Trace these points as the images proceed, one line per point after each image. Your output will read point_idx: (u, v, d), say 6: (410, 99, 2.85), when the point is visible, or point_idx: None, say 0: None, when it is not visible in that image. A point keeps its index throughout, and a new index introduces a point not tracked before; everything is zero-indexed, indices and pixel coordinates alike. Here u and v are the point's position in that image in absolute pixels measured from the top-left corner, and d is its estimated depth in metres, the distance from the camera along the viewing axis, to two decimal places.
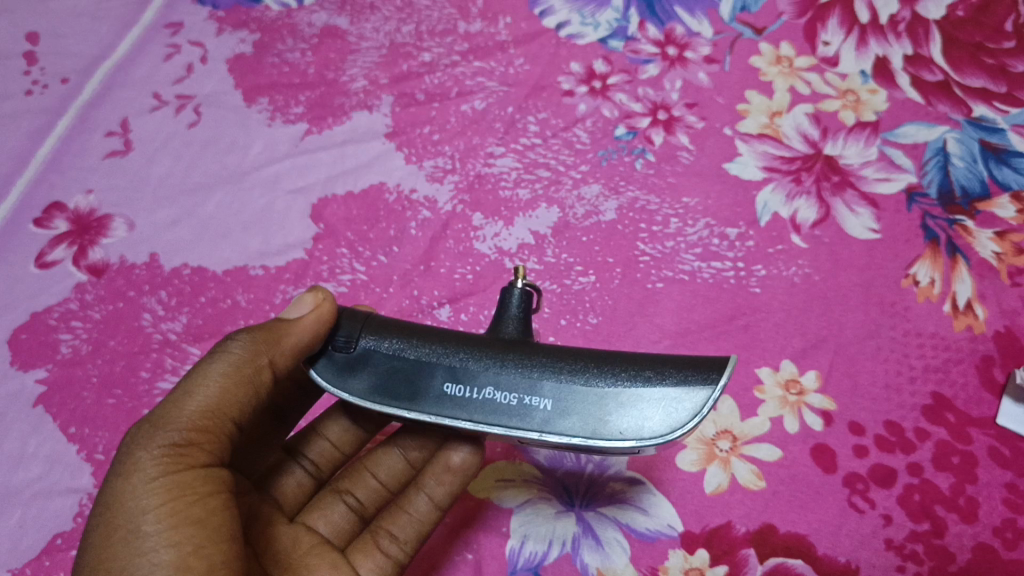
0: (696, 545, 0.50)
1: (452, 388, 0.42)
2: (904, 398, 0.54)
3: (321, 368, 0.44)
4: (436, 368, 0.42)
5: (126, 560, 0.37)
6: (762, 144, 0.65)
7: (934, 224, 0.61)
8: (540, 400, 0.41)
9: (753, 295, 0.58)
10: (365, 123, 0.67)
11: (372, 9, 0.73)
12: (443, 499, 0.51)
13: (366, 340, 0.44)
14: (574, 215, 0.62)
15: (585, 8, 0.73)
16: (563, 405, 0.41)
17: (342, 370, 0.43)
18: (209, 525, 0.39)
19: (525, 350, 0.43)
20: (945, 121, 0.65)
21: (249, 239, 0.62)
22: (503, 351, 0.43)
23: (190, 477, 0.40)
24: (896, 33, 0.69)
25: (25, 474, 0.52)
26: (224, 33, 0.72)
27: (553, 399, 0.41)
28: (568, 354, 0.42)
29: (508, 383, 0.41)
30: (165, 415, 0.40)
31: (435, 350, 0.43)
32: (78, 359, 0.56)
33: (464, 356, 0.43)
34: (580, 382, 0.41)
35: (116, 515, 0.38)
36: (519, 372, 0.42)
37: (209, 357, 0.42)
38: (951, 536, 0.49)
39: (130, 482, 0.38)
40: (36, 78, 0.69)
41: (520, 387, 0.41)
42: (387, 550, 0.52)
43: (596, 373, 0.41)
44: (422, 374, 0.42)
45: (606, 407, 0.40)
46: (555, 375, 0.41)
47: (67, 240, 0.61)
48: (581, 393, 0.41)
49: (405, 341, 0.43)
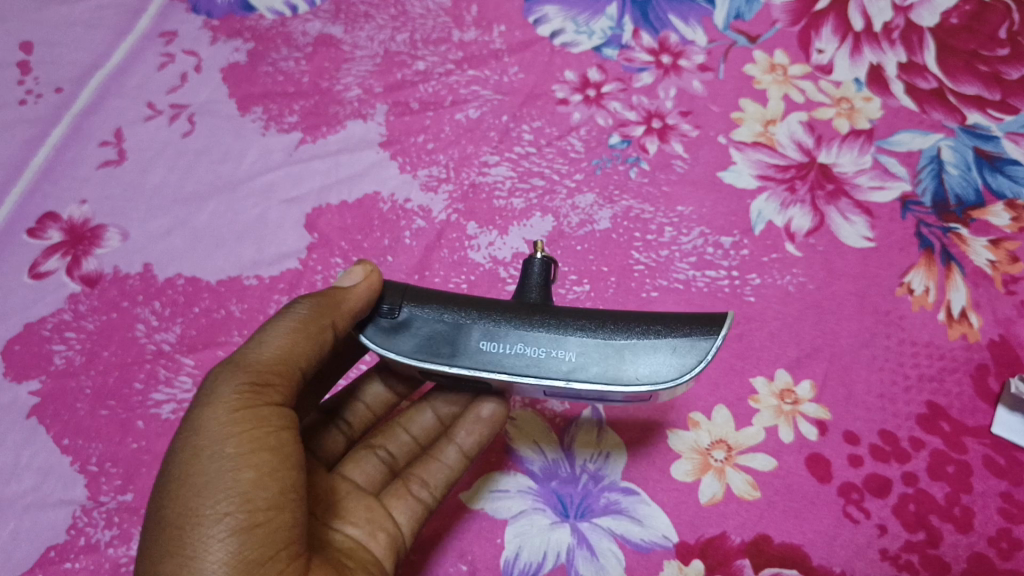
0: (690, 555, 0.50)
1: (488, 345, 0.42)
2: (899, 407, 0.54)
3: (370, 334, 0.44)
4: (471, 326, 0.42)
5: (206, 476, 0.38)
6: (756, 152, 0.65)
7: (928, 233, 0.61)
8: (565, 352, 0.41)
9: (747, 304, 0.58)
10: (359, 132, 0.67)
11: (366, 18, 0.73)
12: (473, 448, 0.51)
13: (407, 308, 0.44)
14: (568, 224, 0.62)
15: (580, 16, 0.73)
16: (586, 355, 0.41)
17: (387, 334, 0.44)
18: (284, 453, 0.40)
19: (550, 312, 0.43)
20: (939, 129, 0.65)
21: (242, 249, 0.62)
22: (530, 310, 0.43)
23: (265, 411, 0.40)
24: (890, 40, 0.70)
25: (17, 486, 0.52)
26: (218, 41, 0.72)
27: (576, 351, 0.41)
28: (588, 313, 0.42)
29: (534, 337, 0.42)
30: (244, 358, 0.42)
31: (469, 310, 0.43)
32: (71, 370, 0.56)
33: (495, 314, 0.43)
34: (602, 335, 0.41)
35: (199, 438, 0.39)
36: (544, 327, 0.42)
37: (277, 316, 0.44)
38: (946, 546, 0.49)
39: (209, 410, 0.39)
40: (29, 87, 0.69)
41: (545, 341, 0.41)
42: (417, 494, 0.51)
43: (613, 329, 0.41)
44: (459, 333, 0.42)
45: (624, 355, 0.40)
46: (579, 329, 0.41)
47: (61, 250, 0.61)
48: (603, 344, 0.41)
49: (440, 305, 0.44)
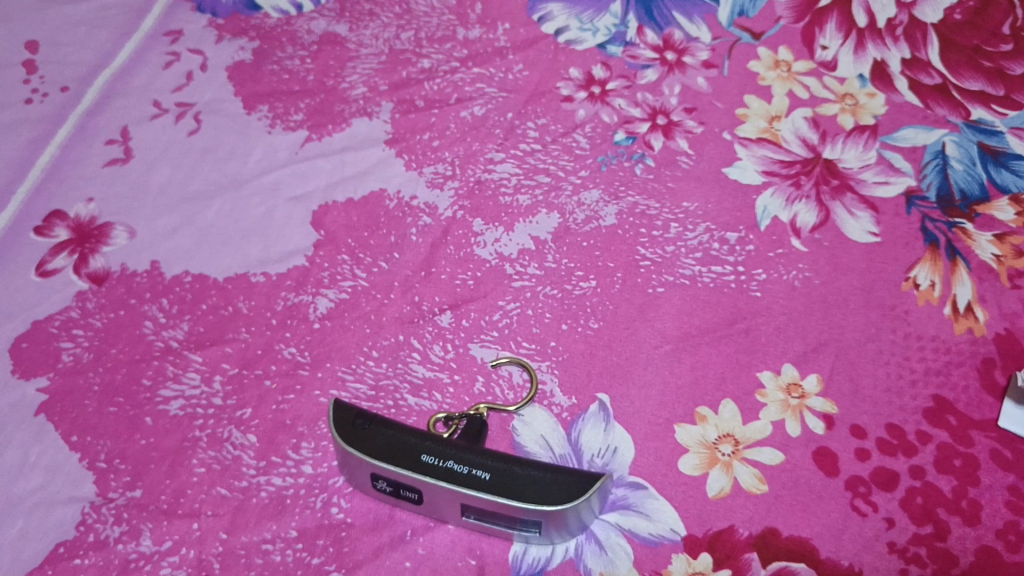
0: (698, 549, 0.49)
1: (428, 459, 0.49)
2: (906, 401, 0.54)
3: (340, 420, 0.50)
4: (422, 448, 0.49)
5: None
6: (761, 148, 0.66)
7: (933, 227, 0.61)
8: (484, 473, 0.48)
9: (753, 299, 0.58)
10: (365, 129, 0.68)
11: (371, 16, 0.75)
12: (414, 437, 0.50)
13: (377, 427, 0.50)
14: (574, 220, 0.62)
15: (583, 14, 0.75)
16: (502, 477, 0.48)
17: (353, 431, 0.50)
18: None
19: (484, 452, 0.49)
20: (943, 124, 0.67)
21: (249, 246, 0.62)
22: (467, 453, 0.49)
23: None
24: (893, 36, 0.72)
25: (26, 484, 0.52)
26: (224, 40, 0.73)
27: (494, 473, 0.48)
28: (516, 460, 0.49)
29: (466, 462, 0.48)
30: None
31: (421, 451, 0.49)
32: (79, 367, 0.56)
33: (443, 449, 0.49)
34: (522, 471, 0.48)
35: None
36: (477, 459, 0.48)
37: None
38: (954, 539, 0.49)
39: None
40: (35, 87, 0.70)
41: (472, 467, 0.48)
42: None
43: (533, 467, 0.48)
44: (408, 449, 0.49)
45: (536, 483, 0.47)
46: (504, 465, 0.48)
47: (69, 248, 0.61)
48: (520, 475, 0.48)
49: (402, 433, 0.50)
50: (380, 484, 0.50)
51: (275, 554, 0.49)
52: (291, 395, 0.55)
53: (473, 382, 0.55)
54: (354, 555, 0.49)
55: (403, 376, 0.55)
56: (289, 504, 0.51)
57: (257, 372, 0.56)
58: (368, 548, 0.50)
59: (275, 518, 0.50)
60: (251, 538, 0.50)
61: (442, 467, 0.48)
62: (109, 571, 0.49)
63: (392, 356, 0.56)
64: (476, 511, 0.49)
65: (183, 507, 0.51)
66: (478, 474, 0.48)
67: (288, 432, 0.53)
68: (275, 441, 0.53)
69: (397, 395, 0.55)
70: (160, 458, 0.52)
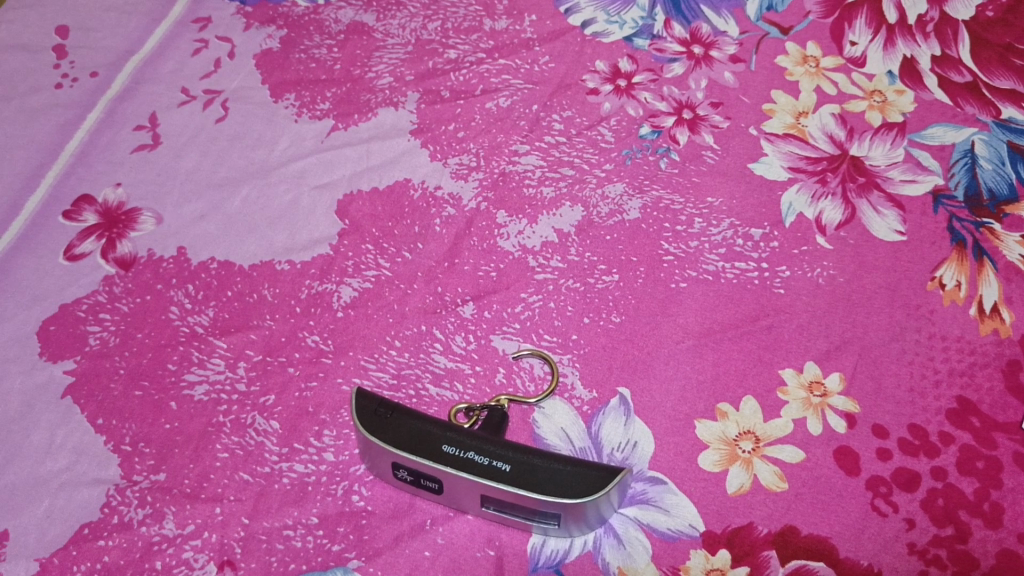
0: (717, 545, 0.49)
1: (449, 449, 0.49)
2: (929, 402, 0.54)
3: (364, 408, 0.51)
4: (444, 438, 0.49)
5: None
6: (787, 143, 0.65)
7: (960, 227, 0.61)
8: (504, 465, 0.48)
9: (777, 296, 0.58)
10: (391, 119, 0.68)
11: (398, 6, 0.75)
12: (436, 426, 0.50)
13: (401, 416, 0.50)
14: (598, 214, 0.62)
15: (610, 7, 0.75)
16: (521, 468, 0.48)
17: (377, 421, 0.50)
18: None
19: (505, 443, 0.49)
20: (973, 123, 0.66)
21: (275, 234, 0.62)
22: (489, 443, 0.49)
23: None
24: (924, 33, 0.71)
25: (52, 465, 0.52)
26: (252, 28, 0.74)
27: (514, 464, 0.48)
28: (536, 452, 0.49)
29: (488, 453, 0.48)
30: None
31: (442, 441, 0.49)
32: (106, 351, 0.57)
33: (464, 440, 0.49)
34: (542, 463, 0.48)
35: None
36: (498, 451, 0.48)
37: None
38: (975, 541, 0.49)
39: None
40: (65, 72, 0.71)
41: (493, 458, 0.48)
42: None
43: (553, 459, 0.48)
44: (430, 439, 0.49)
45: (556, 476, 0.47)
46: (525, 457, 0.48)
47: (96, 232, 0.62)
48: (540, 467, 0.48)
49: (425, 423, 0.50)
50: (401, 473, 0.50)
51: (296, 540, 0.50)
52: (314, 382, 0.55)
53: (495, 373, 0.55)
54: (373, 542, 0.50)
55: (425, 366, 0.56)
56: (311, 491, 0.51)
57: (281, 359, 0.56)
58: (387, 536, 0.50)
59: (297, 504, 0.51)
60: (272, 523, 0.50)
61: (463, 458, 0.48)
62: (133, 553, 0.49)
63: (414, 347, 0.57)
64: (496, 502, 0.49)
65: (206, 492, 0.51)
66: (498, 466, 0.48)
67: (311, 420, 0.54)
68: (298, 428, 0.54)
69: (418, 385, 0.55)
70: (185, 442, 0.53)
